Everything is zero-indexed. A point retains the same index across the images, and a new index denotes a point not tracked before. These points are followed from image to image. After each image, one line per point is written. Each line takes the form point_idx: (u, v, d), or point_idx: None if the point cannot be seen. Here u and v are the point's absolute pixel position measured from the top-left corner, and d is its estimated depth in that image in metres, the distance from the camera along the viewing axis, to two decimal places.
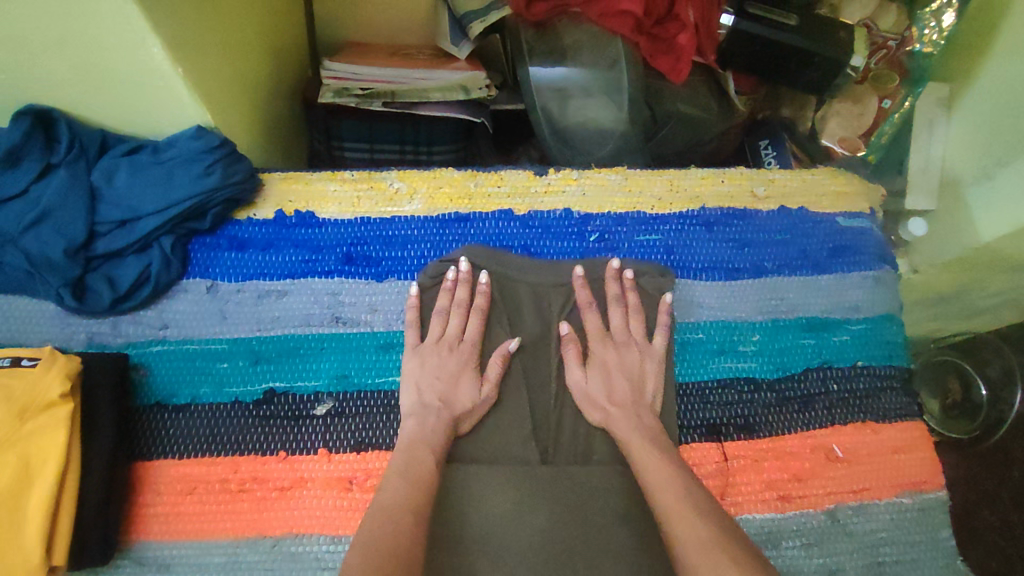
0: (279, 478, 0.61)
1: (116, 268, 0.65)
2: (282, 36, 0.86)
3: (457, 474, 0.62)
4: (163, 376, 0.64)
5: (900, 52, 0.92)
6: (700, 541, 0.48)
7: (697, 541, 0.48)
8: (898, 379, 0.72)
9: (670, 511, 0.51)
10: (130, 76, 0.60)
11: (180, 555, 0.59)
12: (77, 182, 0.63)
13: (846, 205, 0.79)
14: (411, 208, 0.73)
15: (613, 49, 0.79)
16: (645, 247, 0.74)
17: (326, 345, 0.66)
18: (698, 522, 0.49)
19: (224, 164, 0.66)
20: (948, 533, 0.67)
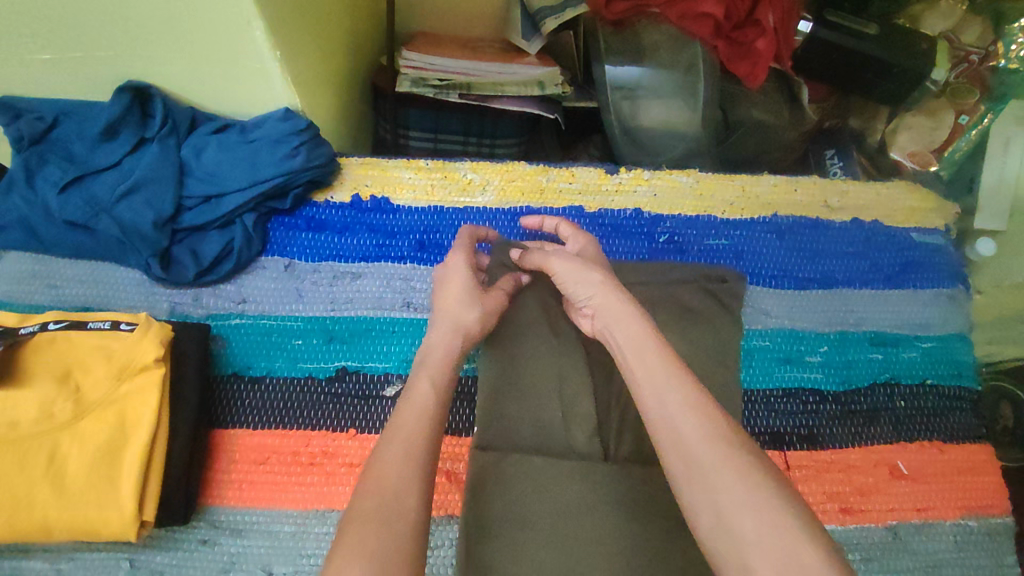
0: (349, 454, 0.63)
1: (200, 242, 0.68)
2: (361, 25, 0.87)
3: (520, 463, 0.62)
4: (239, 349, 0.66)
5: (983, 67, 0.92)
6: (708, 455, 0.42)
7: (708, 453, 0.42)
8: (968, 401, 0.71)
9: (669, 416, 0.44)
10: (229, 57, 0.62)
11: (251, 522, 0.60)
12: (168, 157, 0.65)
13: (921, 221, 0.78)
14: (483, 199, 0.74)
15: (691, 50, 0.80)
16: (714, 251, 0.74)
17: (397, 328, 0.67)
18: (700, 427, 0.43)
19: (308, 147, 0.68)
20: (1014, 560, 0.65)
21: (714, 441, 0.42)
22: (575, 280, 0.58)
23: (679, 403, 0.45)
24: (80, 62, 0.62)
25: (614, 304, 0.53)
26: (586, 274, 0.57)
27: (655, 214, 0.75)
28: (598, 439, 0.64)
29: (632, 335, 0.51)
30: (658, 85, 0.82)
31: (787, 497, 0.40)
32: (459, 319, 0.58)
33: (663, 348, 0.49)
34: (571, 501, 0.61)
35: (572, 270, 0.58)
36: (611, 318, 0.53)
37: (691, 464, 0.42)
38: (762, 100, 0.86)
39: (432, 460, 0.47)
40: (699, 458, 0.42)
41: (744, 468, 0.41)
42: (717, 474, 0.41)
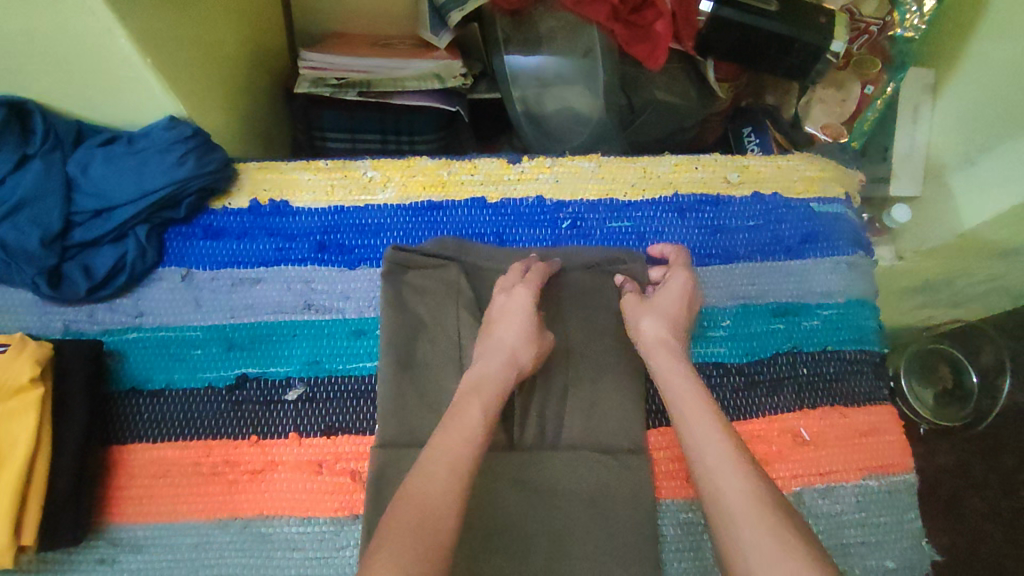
0: (336, 449, 0.63)
1: (91, 257, 0.66)
2: (260, 27, 0.86)
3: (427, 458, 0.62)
4: (136, 362, 0.65)
5: (883, 37, 0.94)
6: (744, 520, 0.45)
7: (741, 509, 0.46)
8: (869, 363, 0.72)
9: (710, 474, 0.49)
10: (99, 66, 0.60)
11: (153, 536, 0.60)
12: (52, 173, 0.64)
13: (820, 190, 0.79)
14: (384, 196, 0.74)
15: (586, 37, 0.80)
16: (617, 233, 0.75)
17: (298, 332, 0.67)
18: (740, 486, 0.47)
19: (196, 154, 0.67)
20: (914, 515, 0.67)
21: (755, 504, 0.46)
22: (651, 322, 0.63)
23: (717, 460, 0.49)
24: None
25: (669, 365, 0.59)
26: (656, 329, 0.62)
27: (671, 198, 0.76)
28: (502, 427, 0.64)
29: (685, 397, 0.55)
30: (560, 71, 0.82)
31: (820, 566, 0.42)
32: (517, 356, 0.59)
33: (716, 415, 0.53)
34: (477, 493, 0.61)
35: (653, 310, 0.64)
36: (670, 383, 0.57)
37: (731, 525, 0.45)
38: (665, 81, 0.86)
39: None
40: (740, 523, 0.45)
41: (771, 525, 0.45)
42: (752, 536, 0.44)
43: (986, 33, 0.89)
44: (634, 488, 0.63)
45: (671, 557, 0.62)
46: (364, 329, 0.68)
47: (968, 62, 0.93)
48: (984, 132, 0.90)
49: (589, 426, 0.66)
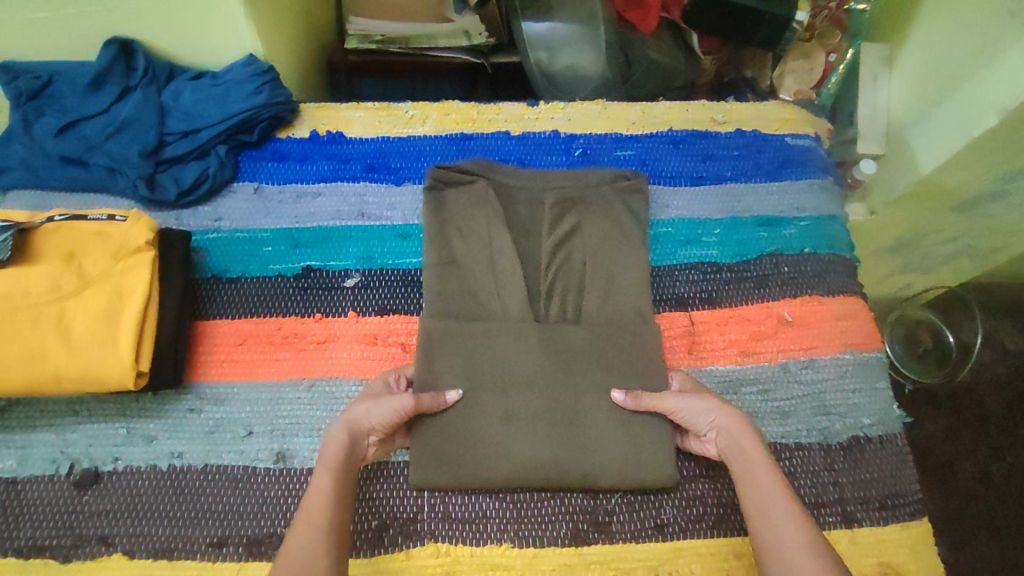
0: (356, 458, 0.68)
1: (180, 171, 0.78)
2: (313, 3, 1.01)
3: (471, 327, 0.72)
4: (217, 255, 0.76)
5: (840, 11, 1.12)
6: None
7: None
8: (840, 265, 0.84)
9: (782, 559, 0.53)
10: (200, 4, 0.74)
11: (233, 392, 0.70)
12: (150, 101, 0.77)
13: (794, 129, 0.93)
14: (424, 129, 0.87)
15: (590, 3, 0.96)
16: (621, 160, 0.88)
17: (354, 234, 0.79)
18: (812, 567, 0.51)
19: (270, 86, 0.79)
20: (885, 383, 0.78)
21: (796, 524, 0.55)
22: (697, 416, 0.66)
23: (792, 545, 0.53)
24: (74, 18, 0.74)
25: (731, 440, 0.63)
26: (700, 407, 0.66)
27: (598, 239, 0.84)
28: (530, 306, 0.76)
29: (748, 488, 0.60)
30: (567, 34, 0.98)
31: (840, 574, 0.51)
32: (354, 416, 0.62)
33: (773, 474, 0.60)
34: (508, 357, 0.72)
35: (689, 404, 0.66)
36: (743, 468, 0.61)
37: (782, 548, 0.54)
38: (658, 44, 1.00)
39: (307, 547, 0.52)
40: (788, 545, 0.54)
41: None
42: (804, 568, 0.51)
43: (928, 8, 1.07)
44: (642, 355, 0.73)
45: None
46: (410, 232, 0.80)
47: (915, 33, 1.10)
48: (934, 91, 1.04)
49: (605, 307, 0.77)
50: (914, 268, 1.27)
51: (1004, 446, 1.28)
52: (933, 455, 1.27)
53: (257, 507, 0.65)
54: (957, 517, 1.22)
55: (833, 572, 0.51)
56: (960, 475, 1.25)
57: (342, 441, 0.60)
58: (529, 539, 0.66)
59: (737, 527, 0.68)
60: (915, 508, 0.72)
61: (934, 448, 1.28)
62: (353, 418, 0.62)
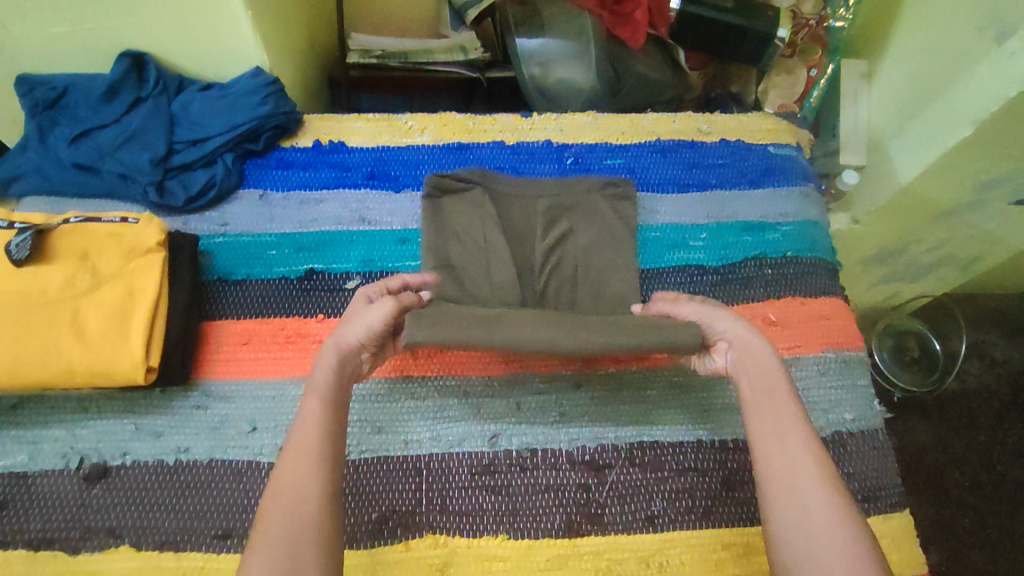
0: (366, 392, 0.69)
1: (188, 177, 0.81)
2: (316, 20, 1.05)
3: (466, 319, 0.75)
4: (222, 259, 0.79)
5: (820, 28, 1.16)
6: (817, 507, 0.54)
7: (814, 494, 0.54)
8: (822, 267, 0.87)
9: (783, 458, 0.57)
10: (210, 19, 0.77)
11: (238, 389, 0.72)
12: (161, 110, 0.80)
13: (776, 139, 0.97)
14: (422, 139, 0.90)
15: (581, 20, 1.01)
16: (612, 168, 0.91)
17: (355, 238, 0.82)
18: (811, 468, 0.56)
19: (276, 97, 0.83)
20: (865, 381, 0.81)
21: (806, 449, 0.57)
22: (712, 321, 0.68)
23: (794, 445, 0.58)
24: (89, 33, 0.78)
25: (747, 344, 0.65)
26: (714, 314, 0.68)
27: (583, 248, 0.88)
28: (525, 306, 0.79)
29: (754, 390, 0.62)
30: (559, 50, 1.02)
31: (831, 476, 0.56)
32: (341, 339, 0.64)
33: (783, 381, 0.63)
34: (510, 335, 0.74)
35: (701, 310, 0.69)
36: (751, 372, 0.64)
37: (780, 448, 0.58)
38: (646, 60, 1.04)
39: (302, 471, 0.55)
40: (788, 447, 0.57)
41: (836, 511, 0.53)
42: (803, 470, 0.56)
43: (906, 24, 1.12)
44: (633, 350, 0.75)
45: (670, 409, 0.76)
46: (409, 237, 0.83)
47: (893, 49, 1.15)
48: (909, 106, 1.09)
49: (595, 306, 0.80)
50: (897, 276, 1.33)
51: (994, 455, 1.32)
52: (924, 464, 1.30)
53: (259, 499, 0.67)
54: (950, 524, 1.25)
55: (824, 472, 0.56)
56: (950, 483, 1.29)
57: (331, 368, 0.62)
58: (525, 530, 0.68)
59: (725, 518, 0.71)
60: (896, 501, 0.74)
61: (925, 457, 1.31)
62: (338, 339, 0.64)
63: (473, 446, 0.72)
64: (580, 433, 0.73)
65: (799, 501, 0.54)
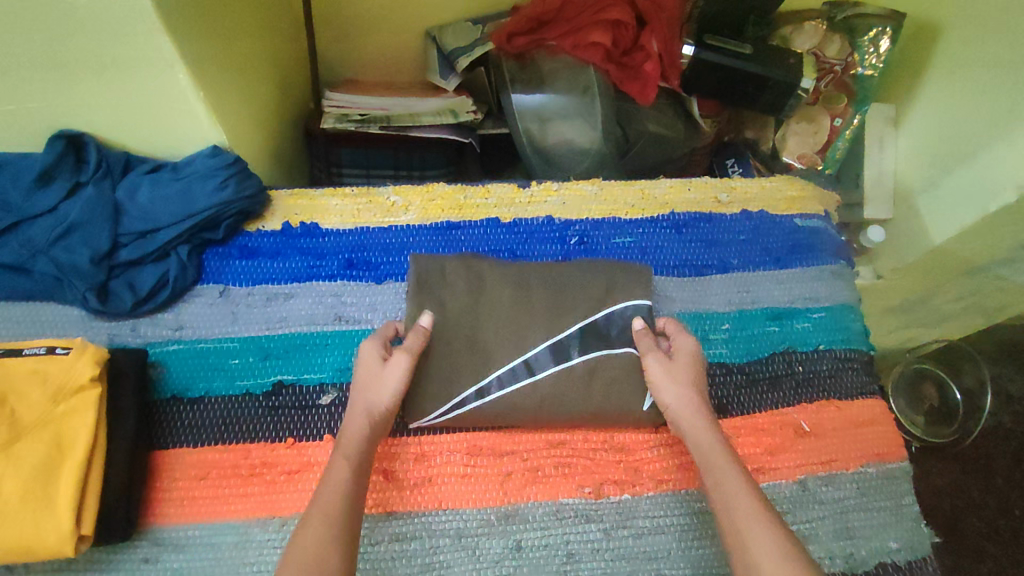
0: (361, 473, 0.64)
1: (136, 275, 0.71)
2: (287, 73, 0.95)
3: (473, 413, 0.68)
4: (177, 371, 0.69)
5: (846, 74, 1.05)
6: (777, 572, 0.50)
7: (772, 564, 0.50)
8: (858, 361, 0.78)
9: (740, 532, 0.53)
10: (157, 97, 0.67)
11: (194, 536, 0.62)
12: (103, 199, 0.69)
13: (802, 208, 0.87)
14: (407, 218, 0.80)
15: (585, 76, 0.91)
16: (621, 248, 0.81)
17: (330, 342, 0.72)
18: (766, 537, 0.52)
19: (237, 179, 0.72)
20: (910, 499, 0.71)
21: (754, 516, 0.54)
22: (665, 389, 0.66)
23: (744, 511, 0.54)
24: (16, 114, 0.67)
25: (696, 412, 0.63)
26: (671, 382, 0.65)
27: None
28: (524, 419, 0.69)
29: (705, 455, 0.60)
30: (560, 107, 0.92)
31: (789, 539, 0.52)
32: (371, 402, 0.62)
33: (728, 448, 0.60)
34: (519, 394, 0.68)
35: (658, 376, 0.66)
36: (694, 435, 0.62)
37: (734, 515, 0.55)
38: (655, 115, 0.95)
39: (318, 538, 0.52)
40: (740, 513, 0.54)
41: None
42: (760, 540, 0.52)
43: (941, 71, 1.03)
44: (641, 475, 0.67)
45: (693, 542, 0.66)
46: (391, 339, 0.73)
47: (924, 94, 1.07)
48: (944, 159, 1.02)
49: (612, 395, 0.69)
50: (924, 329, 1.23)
51: (1010, 497, 1.23)
52: (941, 511, 1.22)
53: None
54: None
55: (779, 536, 0.52)
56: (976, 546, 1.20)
57: (363, 427, 0.60)
58: None
59: None
60: None
61: (940, 504, 1.24)
62: (369, 403, 0.62)
63: None
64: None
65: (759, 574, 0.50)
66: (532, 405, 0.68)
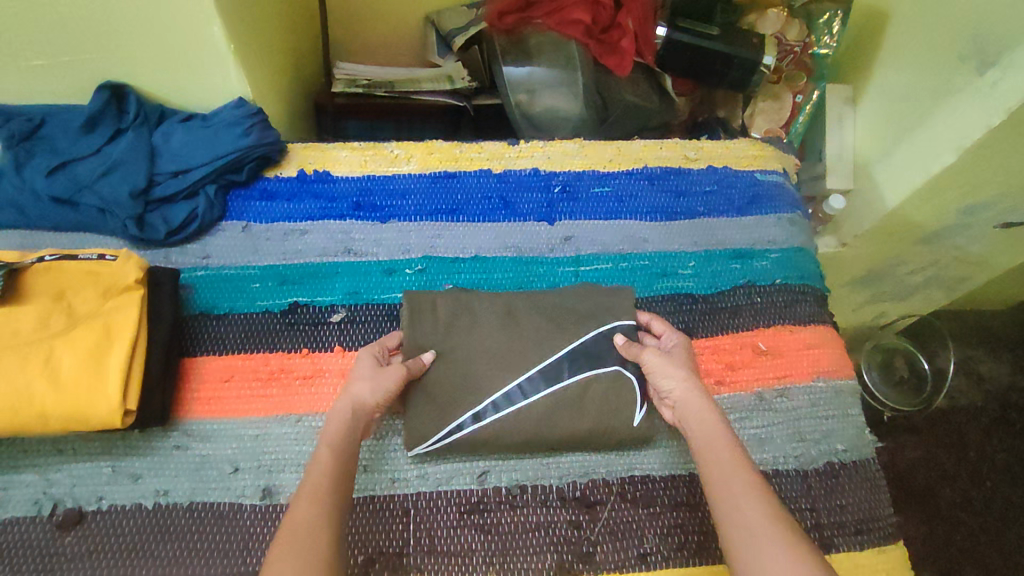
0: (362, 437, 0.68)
1: (169, 210, 0.80)
2: (301, 49, 1.05)
3: (471, 445, 0.71)
4: (204, 293, 0.78)
5: (805, 54, 1.17)
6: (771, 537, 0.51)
7: (762, 529, 0.52)
8: (811, 294, 0.87)
9: (733, 496, 0.55)
10: (194, 51, 0.77)
11: (220, 428, 0.70)
12: (141, 142, 0.78)
13: (763, 165, 0.97)
14: (408, 168, 0.89)
15: (568, 49, 1.02)
16: (600, 196, 0.91)
17: (340, 270, 0.81)
18: (756, 504, 0.54)
19: (259, 127, 0.82)
20: (856, 410, 0.80)
21: (751, 489, 0.55)
22: (663, 376, 0.68)
23: (738, 484, 0.56)
24: (68, 66, 0.77)
25: (697, 394, 0.65)
26: (673, 369, 0.68)
27: (570, 252, 0.86)
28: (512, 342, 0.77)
29: (703, 434, 0.62)
30: (546, 79, 1.03)
31: (780, 512, 0.54)
32: (358, 398, 0.65)
33: (726, 427, 0.62)
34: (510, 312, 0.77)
35: (660, 365, 0.69)
36: (693, 418, 0.64)
37: (727, 485, 0.56)
38: (632, 87, 1.06)
39: (299, 509, 0.54)
40: (734, 482, 0.56)
41: (791, 546, 0.50)
42: (752, 505, 0.54)
43: (892, 51, 1.14)
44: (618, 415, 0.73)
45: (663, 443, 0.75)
46: (395, 268, 0.82)
47: (878, 74, 1.17)
48: (896, 131, 1.10)
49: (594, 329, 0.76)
50: (887, 296, 1.32)
51: (981, 469, 1.31)
52: (914, 484, 1.29)
53: (243, 544, 0.65)
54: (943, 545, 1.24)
55: (772, 509, 0.54)
56: (940, 501, 1.27)
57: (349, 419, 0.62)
58: (513, 571, 0.67)
59: (718, 553, 0.70)
60: (889, 533, 0.74)
61: (915, 476, 1.30)
62: (355, 396, 0.65)
63: (461, 484, 0.71)
64: (570, 469, 0.73)
65: (750, 539, 0.52)
66: (528, 427, 0.71)
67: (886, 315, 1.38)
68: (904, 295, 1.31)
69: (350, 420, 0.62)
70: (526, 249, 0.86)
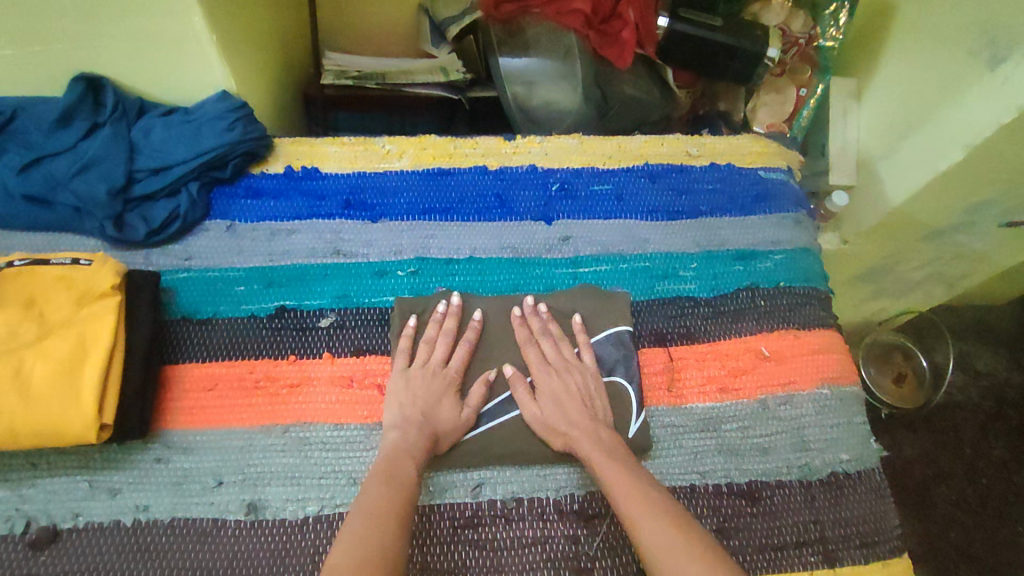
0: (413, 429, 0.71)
1: (149, 209, 0.76)
2: (289, 37, 1.01)
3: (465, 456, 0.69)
4: (187, 297, 0.74)
5: (809, 46, 1.13)
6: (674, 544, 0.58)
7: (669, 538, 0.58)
8: (816, 297, 0.85)
9: (637, 514, 0.61)
10: (173, 42, 0.73)
11: (203, 439, 0.68)
12: (119, 137, 0.75)
13: (767, 162, 0.94)
14: (400, 164, 0.86)
15: (566, 40, 0.97)
16: (600, 194, 0.87)
17: (329, 272, 0.77)
18: (658, 517, 0.60)
19: (244, 122, 0.78)
20: (861, 418, 0.78)
21: (649, 499, 0.62)
22: (546, 399, 0.71)
23: (640, 500, 0.62)
24: (40, 56, 0.72)
25: (581, 413, 0.70)
26: (548, 388, 0.72)
27: (569, 252, 0.83)
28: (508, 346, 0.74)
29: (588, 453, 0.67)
30: (543, 71, 0.99)
31: (676, 516, 0.61)
32: (432, 418, 0.68)
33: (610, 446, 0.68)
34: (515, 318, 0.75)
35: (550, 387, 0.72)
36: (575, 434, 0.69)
37: (632, 500, 0.62)
38: (633, 79, 1.02)
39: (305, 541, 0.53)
40: (637, 497, 0.62)
41: (692, 550, 0.57)
42: (653, 516, 0.60)
43: (899, 43, 1.10)
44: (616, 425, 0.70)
45: (662, 452, 0.74)
46: (386, 270, 0.78)
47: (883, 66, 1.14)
48: (901, 127, 1.06)
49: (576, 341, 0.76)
50: (889, 294, 1.30)
51: (978, 467, 1.30)
52: (911, 481, 1.28)
53: (227, 562, 0.63)
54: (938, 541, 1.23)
55: (671, 514, 0.61)
56: (937, 499, 1.27)
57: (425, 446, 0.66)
58: None
59: None
60: (894, 545, 0.72)
61: (911, 471, 1.29)
62: (435, 420, 0.68)
63: (456, 497, 0.69)
64: (568, 480, 0.70)
65: (656, 549, 0.58)
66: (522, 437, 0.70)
67: (887, 313, 1.37)
68: (906, 294, 1.29)
69: (414, 434, 0.66)
70: (523, 250, 0.83)
